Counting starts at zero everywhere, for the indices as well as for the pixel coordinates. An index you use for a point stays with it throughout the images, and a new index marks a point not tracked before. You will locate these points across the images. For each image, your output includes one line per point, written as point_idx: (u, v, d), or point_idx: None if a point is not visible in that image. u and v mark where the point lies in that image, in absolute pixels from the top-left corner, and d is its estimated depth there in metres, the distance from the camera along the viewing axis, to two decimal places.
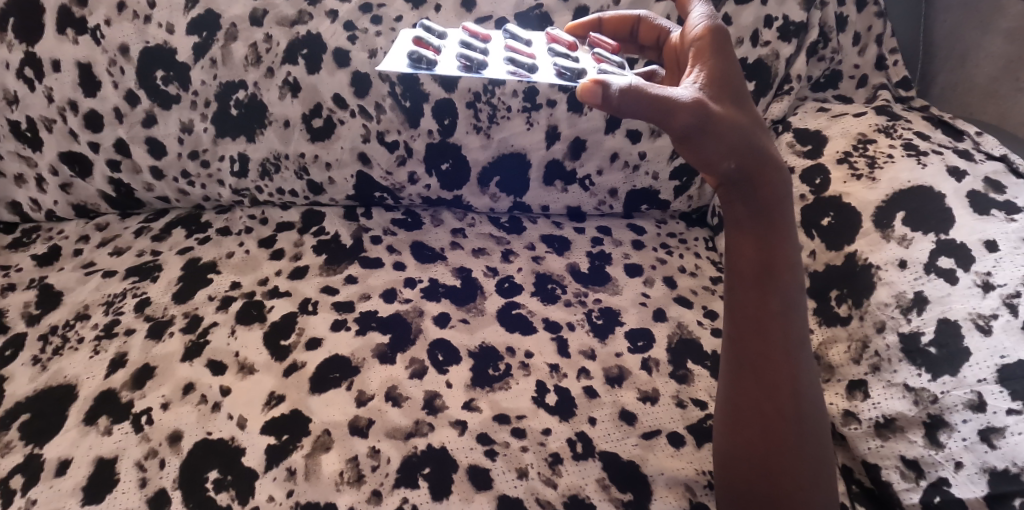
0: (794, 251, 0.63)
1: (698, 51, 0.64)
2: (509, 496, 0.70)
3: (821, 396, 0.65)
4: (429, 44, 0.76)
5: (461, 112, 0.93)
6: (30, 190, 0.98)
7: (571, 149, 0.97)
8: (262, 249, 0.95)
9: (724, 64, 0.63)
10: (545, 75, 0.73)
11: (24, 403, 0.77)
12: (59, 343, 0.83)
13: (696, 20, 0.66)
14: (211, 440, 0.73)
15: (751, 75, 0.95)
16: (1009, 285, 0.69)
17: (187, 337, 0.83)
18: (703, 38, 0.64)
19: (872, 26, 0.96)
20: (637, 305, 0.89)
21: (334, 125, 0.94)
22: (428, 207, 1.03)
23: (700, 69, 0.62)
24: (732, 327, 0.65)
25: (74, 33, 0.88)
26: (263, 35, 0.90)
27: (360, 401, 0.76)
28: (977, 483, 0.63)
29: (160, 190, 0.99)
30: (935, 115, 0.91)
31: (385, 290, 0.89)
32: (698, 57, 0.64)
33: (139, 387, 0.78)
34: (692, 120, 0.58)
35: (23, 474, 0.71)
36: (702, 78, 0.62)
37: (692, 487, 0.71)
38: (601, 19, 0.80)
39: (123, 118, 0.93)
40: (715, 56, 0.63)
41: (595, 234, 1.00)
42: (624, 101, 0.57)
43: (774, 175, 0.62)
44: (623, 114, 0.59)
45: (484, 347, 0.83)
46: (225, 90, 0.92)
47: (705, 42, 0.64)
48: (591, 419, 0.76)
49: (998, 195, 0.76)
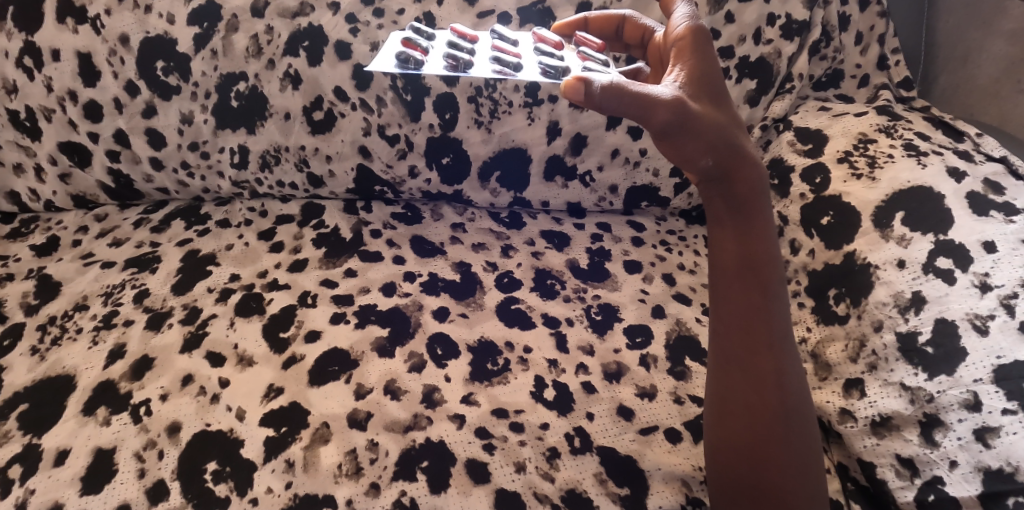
0: (774, 245, 0.63)
1: (679, 50, 0.64)
2: (507, 489, 0.70)
3: (807, 389, 0.65)
4: (417, 45, 0.75)
5: (462, 107, 0.93)
6: (29, 179, 0.97)
7: (572, 145, 0.97)
8: (262, 241, 0.95)
9: (703, 64, 0.63)
10: (532, 73, 0.73)
11: (23, 392, 0.77)
12: (57, 333, 0.83)
13: (679, 20, 0.67)
14: (210, 432, 0.73)
15: (753, 73, 0.95)
16: (1006, 285, 0.69)
17: (186, 328, 0.83)
18: (684, 37, 0.65)
19: (875, 25, 0.97)
20: (636, 301, 0.89)
21: (334, 118, 0.94)
22: (428, 201, 1.04)
23: (680, 68, 0.63)
24: (717, 325, 0.65)
25: (74, 23, 0.88)
26: (264, 26, 0.90)
27: (359, 394, 0.77)
28: (972, 482, 0.64)
29: (160, 182, 0.99)
30: (936, 116, 0.92)
31: (384, 284, 0.89)
32: (679, 57, 0.64)
33: (138, 378, 0.78)
34: (672, 117, 0.59)
35: (22, 463, 0.71)
36: (682, 76, 0.62)
37: (688, 482, 0.72)
38: (587, 18, 0.80)
39: (122, 108, 0.93)
40: (695, 55, 0.64)
41: (594, 230, 1.00)
42: (607, 98, 0.58)
43: (752, 171, 0.63)
44: (607, 111, 0.59)
45: (483, 341, 0.83)
46: (225, 81, 0.92)
47: (686, 41, 0.64)
48: (589, 414, 0.77)
49: (997, 196, 0.76)
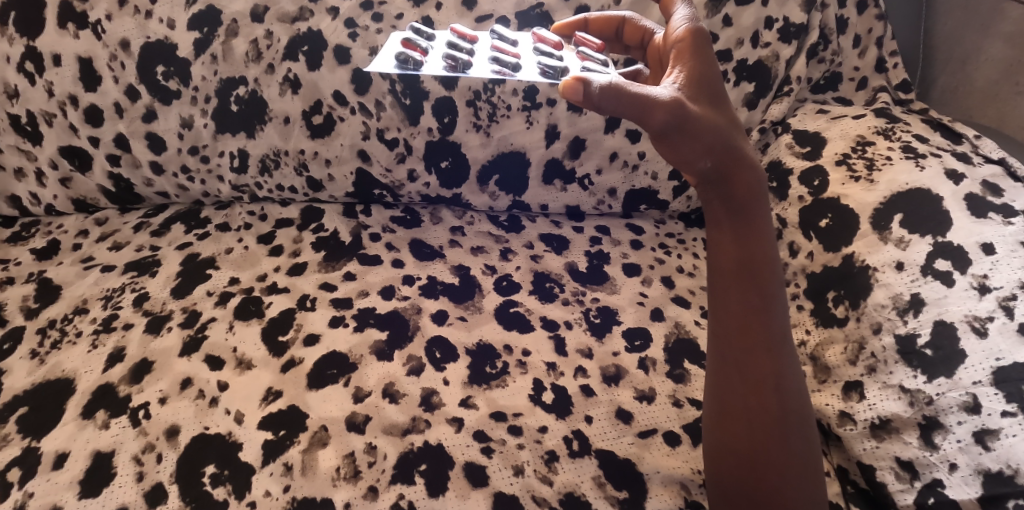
0: (772, 247, 0.63)
1: (679, 52, 0.64)
2: (505, 493, 0.70)
3: (805, 391, 0.65)
4: (417, 46, 0.76)
5: (461, 110, 0.94)
6: (30, 183, 0.98)
7: (570, 148, 0.97)
8: (261, 245, 0.95)
9: (703, 66, 0.63)
10: (530, 74, 0.74)
11: (23, 395, 0.77)
12: (57, 336, 0.83)
13: (678, 22, 0.67)
14: (208, 435, 0.73)
15: (751, 76, 0.95)
16: (1005, 287, 0.69)
17: (185, 331, 0.83)
18: (684, 39, 0.65)
19: (873, 28, 0.97)
20: (635, 304, 0.89)
21: (333, 122, 0.94)
22: (427, 204, 1.04)
23: (679, 70, 0.63)
24: (715, 326, 0.65)
25: (75, 28, 0.88)
26: (264, 31, 0.90)
27: (357, 397, 0.77)
28: (972, 485, 0.63)
29: (160, 186, 0.99)
30: (934, 118, 0.92)
31: (383, 287, 0.89)
32: (678, 59, 0.64)
33: (137, 382, 0.78)
34: (670, 118, 0.59)
35: (21, 467, 0.71)
36: (681, 78, 0.62)
37: (687, 486, 0.71)
38: (587, 19, 0.80)
39: (123, 113, 0.93)
40: (694, 58, 0.64)
41: (593, 233, 1.00)
42: (606, 98, 0.58)
43: (749, 174, 0.63)
44: (605, 112, 0.59)
45: (481, 344, 0.83)
46: (225, 86, 0.92)
47: (685, 44, 0.65)
48: (588, 417, 0.76)
49: (995, 198, 0.76)
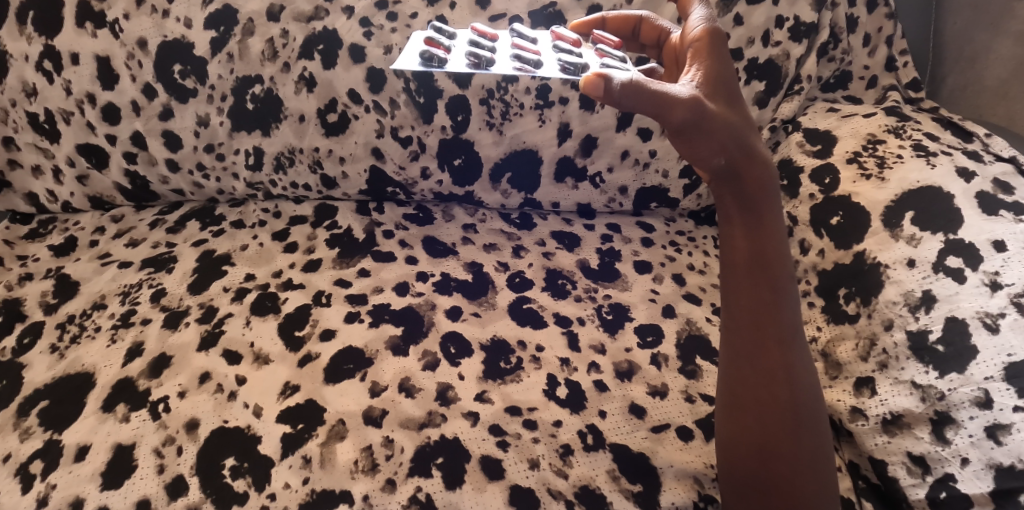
0: (783, 241, 0.64)
1: (696, 52, 0.65)
2: (521, 485, 0.71)
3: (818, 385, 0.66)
4: (440, 44, 0.76)
5: (474, 109, 0.94)
6: (47, 181, 0.99)
7: (582, 146, 0.97)
8: (276, 242, 0.96)
9: (719, 66, 0.64)
10: (551, 71, 0.74)
11: (43, 389, 0.78)
12: (76, 331, 0.84)
13: (695, 21, 0.68)
14: (228, 428, 0.74)
15: (761, 75, 0.96)
16: (1017, 284, 0.70)
17: (202, 327, 0.84)
18: (700, 40, 0.66)
19: (882, 27, 0.98)
20: (647, 301, 0.89)
21: (348, 120, 0.95)
22: (439, 201, 1.05)
23: (697, 69, 0.64)
24: (729, 319, 0.66)
25: (93, 27, 0.89)
26: (280, 30, 0.91)
27: (373, 391, 0.78)
28: (983, 479, 0.64)
29: (175, 183, 1.00)
30: (944, 117, 0.92)
31: (397, 283, 0.90)
32: (696, 58, 0.65)
33: (156, 376, 0.79)
34: (687, 116, 0.60)
35: (43, 459, 0.72)
36: (698, 77, 0.63)
37: (700, 480, 0.72)
38: (605, 17, 0.81)
39: (140, 110, 0.94)
40: (711, 58, 0.64)
41: (604, 230, 1.01)
42: (626, 94, 0.59)
43: (762, 170, 0.63)
44: (625, 108, 0.60)
45: (495, 340, 0.84)
46: (242, 84, 0.93)
47: (702, 44, 0.65)
48: (601, 412, 0.77)
49: (1006, 195, 0.76)
